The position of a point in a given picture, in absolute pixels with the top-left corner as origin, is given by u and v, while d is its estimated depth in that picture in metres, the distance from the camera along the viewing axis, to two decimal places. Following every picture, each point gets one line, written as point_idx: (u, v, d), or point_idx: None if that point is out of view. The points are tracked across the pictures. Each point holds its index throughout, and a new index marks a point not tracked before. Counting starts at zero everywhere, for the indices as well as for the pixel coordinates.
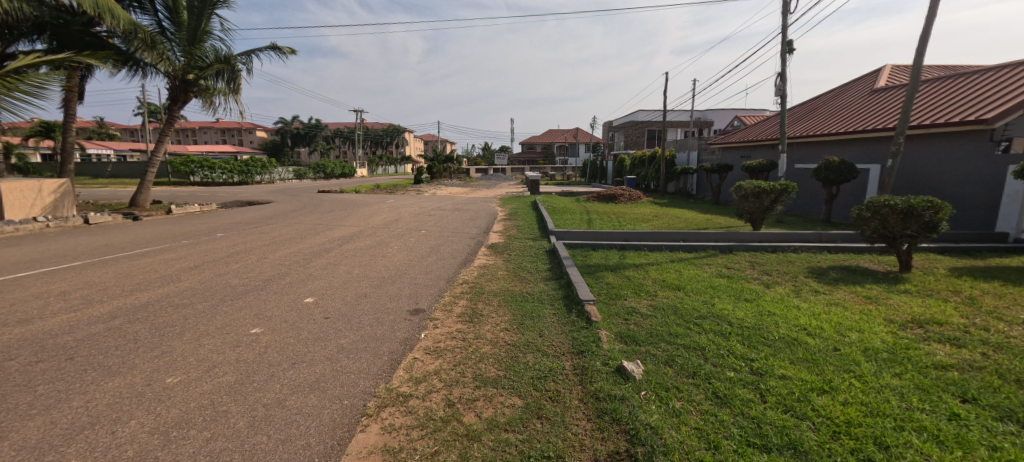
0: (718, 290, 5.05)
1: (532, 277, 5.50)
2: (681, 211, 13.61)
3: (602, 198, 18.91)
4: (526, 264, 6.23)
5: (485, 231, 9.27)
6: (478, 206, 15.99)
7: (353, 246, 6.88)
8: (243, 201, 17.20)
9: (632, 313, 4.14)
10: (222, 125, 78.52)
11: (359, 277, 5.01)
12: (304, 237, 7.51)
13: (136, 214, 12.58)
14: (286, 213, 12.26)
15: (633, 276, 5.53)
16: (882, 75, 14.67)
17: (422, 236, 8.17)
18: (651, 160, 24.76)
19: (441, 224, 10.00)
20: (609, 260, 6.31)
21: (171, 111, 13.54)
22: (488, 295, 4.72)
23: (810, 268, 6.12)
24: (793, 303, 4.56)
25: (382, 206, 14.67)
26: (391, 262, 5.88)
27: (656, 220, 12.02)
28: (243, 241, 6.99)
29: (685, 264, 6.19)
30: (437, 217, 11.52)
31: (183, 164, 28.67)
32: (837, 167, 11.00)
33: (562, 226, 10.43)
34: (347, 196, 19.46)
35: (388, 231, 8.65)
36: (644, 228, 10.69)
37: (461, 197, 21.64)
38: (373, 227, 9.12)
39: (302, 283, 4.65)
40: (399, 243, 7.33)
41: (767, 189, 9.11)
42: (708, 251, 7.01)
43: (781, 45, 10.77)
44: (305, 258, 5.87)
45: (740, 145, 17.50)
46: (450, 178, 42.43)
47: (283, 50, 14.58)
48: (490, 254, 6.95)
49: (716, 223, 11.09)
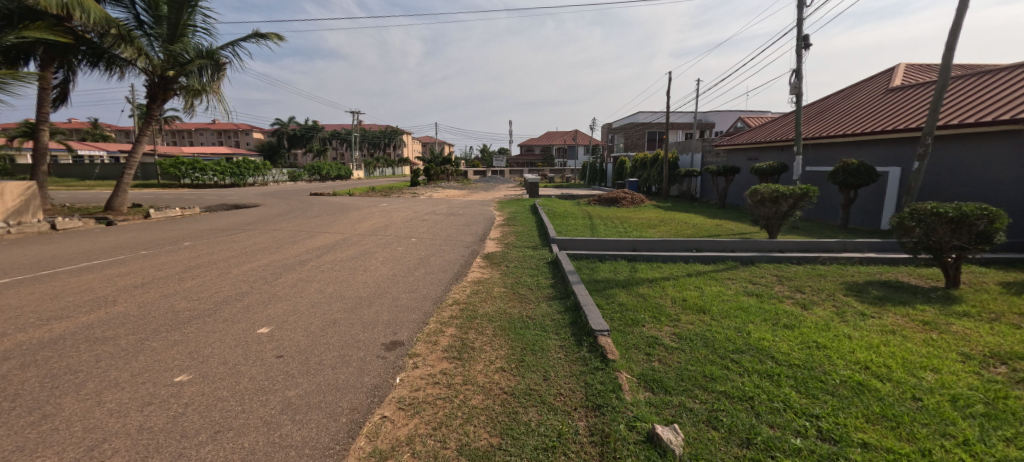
0: (749, 313, 4.35)
1: (533, 296, 4.79)
2: (688, 216, 12.92)
3: (604, 201, 18.23)
4: (526, 279, 5.53)
5: (481, 238, 8.56)
6: (474, 209, 15.29)
7: (332, 257, 6.17)
8: (229, 204, 16.44)
9: (655, 346, 3.43)
10: (217, 127, 77.73)
11: (331, 298, 4.30)
12: (279, 247, 6.78)
13: (111, 219, 11.83)
14: (270, 218, 11.54)
15: (647, 294, 4.83)
16: (897, 73, 14.03)
17: (412, 245, 7.46)
18: (653, 162, 24.10)
19: (433, 230, 9.28)
20: (619, 274, 5.61)
21: (150, 110, 12.71)
22: (482, 321, 4.01)
23: (847, 283, 5.43)
24: (842, 330, 3.85)
25: (373, 210, 13.92)
26: (371, 277, 5.17)
27: (663, 225, 11.32)
28: (209, 252, 6.25)
29: (705, 280, 5.49)
30: (430, 222, 10.82)
31: (172, 166, 27.88)
32: (856, 170, 10.33)
33: (563, 232, 9.73)
34: (339, 199, 18.74)
35: (375, 239, 7.94)
36: (651, 235, 9.99)
37: (458, 200, 20.97)
38: (360, 233, 8.42)
39: (262, 307, 3.93)
40: (384, 254, 6.60)
41: (785, 193, 8.41)
42: (727, 264, 6.31)
43: (797, 41, 10.11)
44: (273, 273, 5.15)
45: (747, 146, 16.82)
46: (448, 180, 41.71)
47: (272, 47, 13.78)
48: (486, 266, 6.23)
49: (727, 229, 10.41)
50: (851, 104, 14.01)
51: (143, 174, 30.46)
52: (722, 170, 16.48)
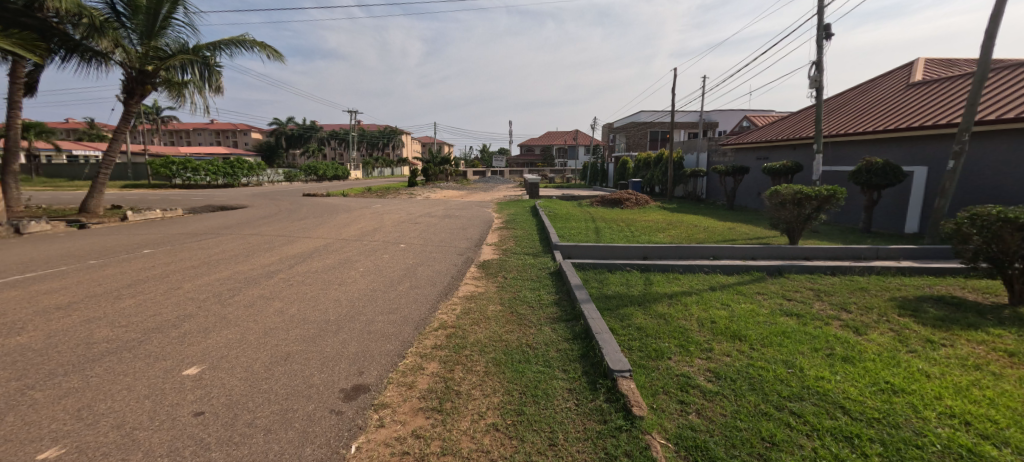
0: (794, 338, 3.61)
1: (534, 316, 4.07)
2: (698, 218, 12.19)
3: (607, 202, 17.51)
4: (526, 294, 4.81)
5: (477, 244, 7.83)
6: (472, 211, 14.56)
7: (306, 267, 5.44)
8: (216, 206, 15.72)
9: (689, 391, 2.71)
10: (215, 127, 77.03)
11: (291, 322, 3.57)
12: (250, 255, 6.05)
13: (84, 221, 11.10)
14: (253, 220, 10.83)
15: (668, 314, 4.11)
16: (917, 68, 13.30)
17: (400, 252, 6.74)
18: (657, 162, 23.38)
19: (425, 235, 8.55)
20: (632, 288, 4.90)
21: (128, 106, 11.93)
22: (472, 352, 3.27)
23: (896, 299, 4.71)
24: (916, 366, 3.12)
25: (365, 212, 13.18)
26: (346, 293, 4.43)
27: (673, 229, 10.58)
28: (167, 261, 5.52)
29: (733, 295, 4.78)
30: (423, 225, 10.10)
31: (163, 166, 27.13)
32: (880, 170, 9.60)
33: (566, 236, 9.02)
34: (331, 200, 17.99)
35: (360, 245, 7.21)
36: (661, 239, 9.29)
37: (456, 200, 20.22)
38: (345, 239, 7.71)
39: (203, 335, 3.22)
40: (366, 263, 5.86)
41: (810, 195, 7.66)
42: (753, 275, 5.60)
43: (818, 30, 9.40)
44: (232, 288, 4.43)
45: (757, 145, 16.09)
46: (446, 181, 40.98)
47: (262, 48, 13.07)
48: (480, 278, 5.52)
49: (742, 233, 9.69)
50: (867, 100, 13.31)
51: (134, 174, 29.70)
52: (731, 170, 15.74)
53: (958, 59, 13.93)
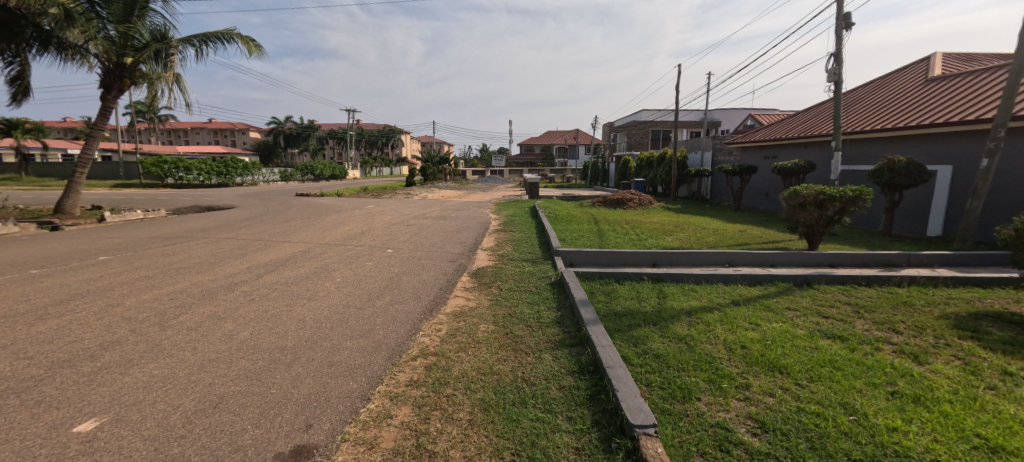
0: (846, 370, 2.99)
1: (532, 340, 3.45)
2: (706, 220, 11.57)
3: (609, 203, 16.91)
4: (523, 310, 4.20)
5: (472, 249, 7.22)
6: (469, 212, 13.97)
7: (275, 277, 4.82)
8: (202, 206, 15.08)
9: (731, 452, 2.10)
10: (213, 126, 76.57)
11: (237, 351, 2.95)
12: (217, 263, 5.43)
13: (57, 223, 10.47)
14: (236, 221, 10.24)
15: (689, 337, 3.50)
16: (934, 63, 12.70)
17: (386, 259, 6.12)
18: (660, 161, 22.78)
19: (416, 239, 7.95)
20: (643, 304, 4.28)
21: (105, 102, 11.33)
22: (455, 391, 2.65)
23: (948, 316, 4.10)
24: (1008, 412, 2.50)
25: (356, 213, 12.56)
26: (313, 310, 3.81)
27: (681, 231, 9.96)
28: (119, 271, 4.89)
29: (761, 312, 4.16)
30: (416, 228, 9.47)
31: (155, 164, 26.45)
32: (904, 170, 8.98)
33: (568, 239, 8.42)
34: (324, 200, 17.39)
35: (344, 251, 6.58)
36: (668, 242, 8.69)
37: (453, 200, 19.63)
38: (328, 243, 7.08)
39: (121, 371, 2.60)
40: (345, 272, 5.24)
41: (832, 196, 7.04)
42: (779, 286, 4.98)
43: (837, 20, 8.80)
44: (180, 305, 3.81)
45: (765, 144, 15.48)
46: (445, 180, 40.32)
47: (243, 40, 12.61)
48: (472, 290, 4.92)
49: (755, 236, 9.08)
50: (881, 97, 12.73)
51: (125, 173, 29.03)
52: (738, 169, 15.15)
53: (977, 53, 13.32)
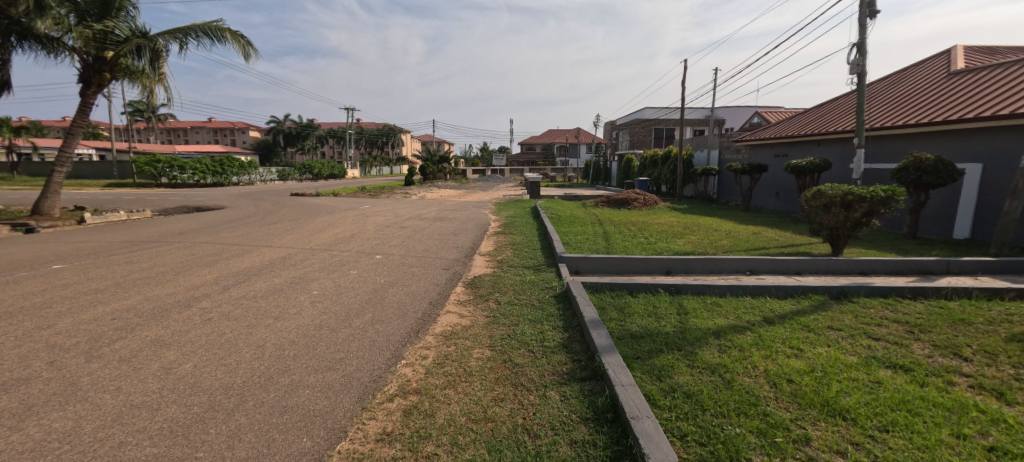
0: (924, 416, 2.41)
1: (535, 372, 2.87)
2: (717, 222, 11.00)
3: (613, 203, 16.33)
4: (524, 330, 3.63)
5: (468, 255, 6.66)
6: (468, 213, 13.40)
7: (243, 290, 4.25)
8: (191, 207, 14.54)
9: None
10: (213, 125, 76.13)
11: (168, 393, 2.37)
12: (182, 272, 4.86)
13: (33, 224, 9.93)
14: (222, 223, 9.72)
15: (722, 367, 2.92)
16: (956, 56, 12.08)
17: (373, 266, 5.56)
18: (664, 160, 22.16)
19: (409, 243, 7.39)
20: (663, 323, 3.71)
21: (85, 97, 10.78)
22: (437, 449, 2.07)
23: (1018, 338, 3.51)
24: None
25: (350, 214, 12.00)
26: (277, 333, 3.24)
27: (692, 234, 9.38)
28: (67, 283, 4.33)
29: (800, 333, 3.58)
30: (410, 230, 8.90)
31: (148, 164, 25.93)
32: (932, 168, 8.38)
33: (573, 242, 7.86)
34: (319, 200, 16.84)
35: (328, 257, 6.01)
36: (680, 245, 8.13)
37: (453, 200, 19.07)
38: (313, 248, 6.52)
39: (9, 427, 2.03)
40: (325, 283, 4.67)
41: (862, 196, 6.44)
42: (814, 299, 4.40)
43: (861, 7, 8.21)
44: (121, 328, 3.24)
45: (776, 141, 14.87)
46: (445, 179, 39.76)
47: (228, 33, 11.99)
48: (466, 305, 4.36)
49: (772, 239, 8.51)
50: (900, 91, 12.12)
51: (119, 173, 28.54)
52: (748, 168, 14.54)
53: (1000, 46, 12.68)
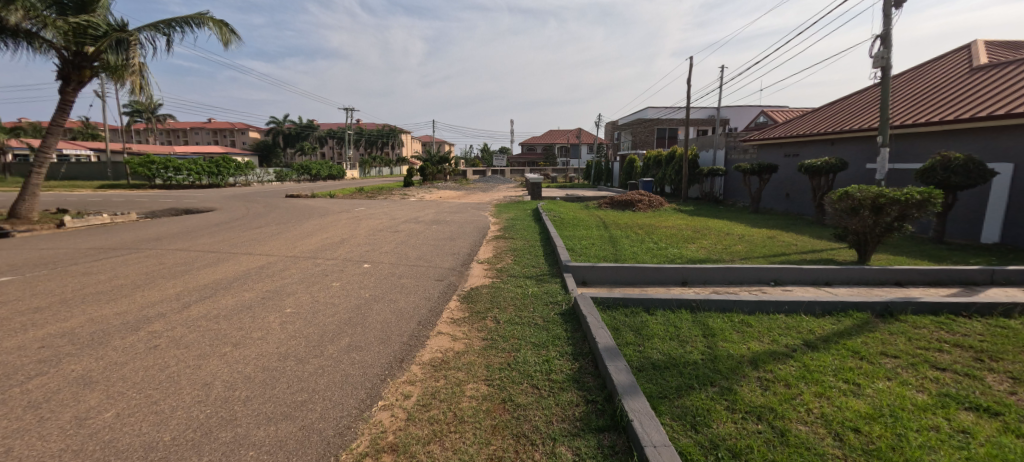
0: None
1: (541, 418, 2.34)
2: (728, 225, 10.47)
3: (617, 204, 15.79)
4: (527, 359, 3.11)
5: (465, 263, 6.14)
6: (466, 215, 12.87)
7: (205, 308, 3.71)
8: (181, 209, 14.07)
9: None
10: (212, 126, 75.74)
11: (70, 458, 1.84)
12: (143, 286, 4.33)
13: (7, 229, 9.40)
14: (206, 226, 9.21)
15: (770, 412, 2.39)
16: (978, 50, 11.53)
17: (360, 277, 5.03)
18: (669, 160, 21.61)
19: (402, 249, 6.87)
20: (688, 349, 3.19)
21: (65, 95, 10.28)
22: None
23: None
24: None
25: (343, 217, 11.48)
26: (232, 366, 2.71)
27: (704, 238, 8.84)
28: (7, 299, 3.81)
29: (852, 362, 3.05)
30: (405, 235, 8.37)
31: (142, 164, 25.47)
32: (962, 168, 7.83)
33: (578, 247, 7.33)
34: (313, 202, 16.32)
35: (311, 266, 5.48)
36: (693, 250, 7.59)
37: (452, 202, 18.56)
38: (297, 255, 5.99)
39: None
40: (302, 298, 4.14)
41: (896, 199, 5.89)
42: (856, 318, 3.87)
43: None
44: (47, 359, 2.71)
45: (787, 140, 14.32)
46: (445, 180, 39.25)
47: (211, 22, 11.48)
48: (460, 324, 3.83)
49: (790, 244, 7.98)
50: (918, 88, 11.58)
51: (113, 174, 28.09)
52: (758, 168, 14.00)
53: None
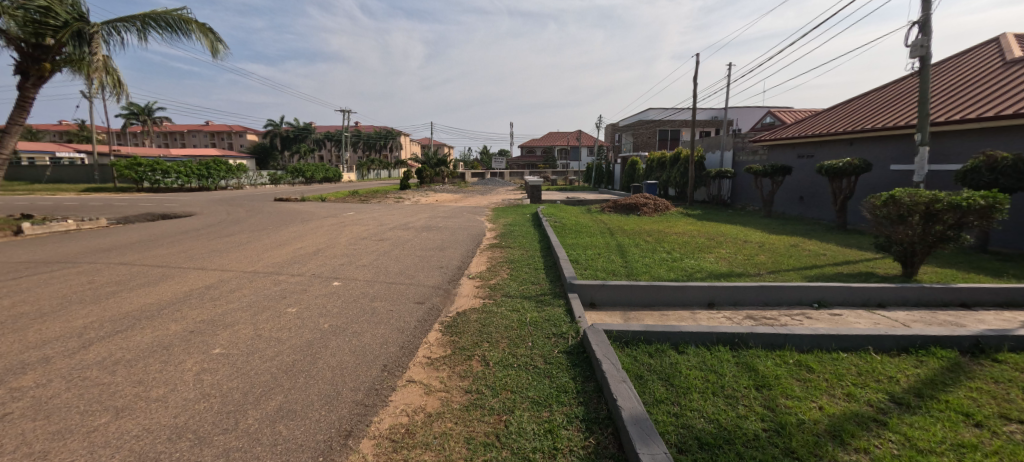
0: None
1: None
2: (745, 232, 9.65)
3: (621, 208, 14.96)
4: (522, 427, 2.26)
5: (453, 279, 5.30)
6: (461, 220, 12.05)
7: (106, 351, 2.88)
8: (158, 214, 13.22)
9: None
10: (209, 129, 75.03)
11: None
12: (47, 315, 3.49)
13: None
14: (173, 234, 8.37)
15: None
16: (1011, 42, 10.71)
17: (323, 299, 4.17)
18: (674, 161, 20.78)
19: (384, 261, 6.03)
20: (742, 413, 2.33)
21: (24, 91, 9.47)
22: None
23: None
24: None
25: (328, 222, 10.64)
26: (91, 453, 1.87)
27: (721, 246, 8.00)
28: None
29: (973, 435, 2.19)
30: (390, 243, 7.52)
31: (129, 167, 24.69)
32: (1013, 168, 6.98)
33: (583, 258, 6.49)
34: (301, 206, 15.49)
35: (269, 284, 4.62)
36: (713, 261, 6.74)
37: (448, 206, 17.73)
38: (256, 270, 5.14)
39: None
40: (241, 330, 3.30)
41: (954, 204, 5.05)
42: (943, 360, 3.03)
43: None
44: None
45: (801, 140, 13.49)
46: (442, 183, 38.44)
47: (183, 19, 10.19)
48: (438, 367, 2.98)
49: (819, 255, 7.14)
50: (945, 83, 10.77)
51: (100, 176, 27.31)
52: (770, 170, 13.21)
53: None
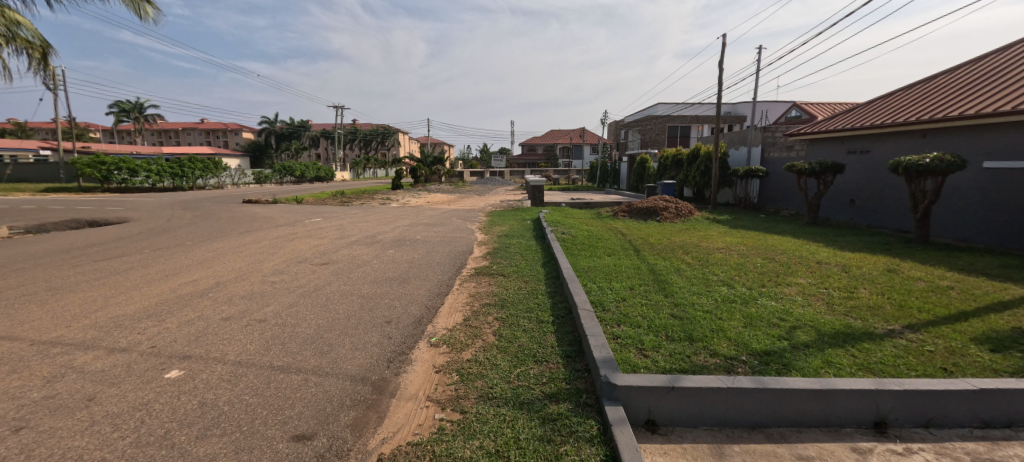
0: None
1: None
2: (809, 249, 7.46)
3: (638, 213, 12.73)
4: None
5: (398, 354, 3.09)
6: (447, 229, 9.87)
7: None
8: (88, 220, 11.12)
9: None
10: (202, 127, 73.16)
11: None
12: None
13: None
14: (45, 252, 6.19)
15: None
16: None
17: (91, 437, 1.98)
18: (692, 159, 18.51)
19: (298, 310, 3.80)
20: None
21: None
22: None
23: None
24: None
25: (276, 233, 8.47)
26: None
27: (795, 273, 5.78)
28: None
29: None
30: (332, 271, 5.32)
31: (91, 164, 22.64)
32: None
33: (610, 300, 4.26)
34: (264, 209, 13.30)
35: (33, 380, 2.45)
36: (804, 301, 4.52)
37: (436, 209, 15.59)
38: (54, 340, 2.98)
39: None
40: None
41: None
42: None
43: None
44: None
45: (854, 133, 11.24)
46: (439, 183, 36.24)
47: None
48: None
49: (945, 292, 4.94)
50: None
51: (67, 176, 25.29)
52: (819, 168, 10.98)
53: None
